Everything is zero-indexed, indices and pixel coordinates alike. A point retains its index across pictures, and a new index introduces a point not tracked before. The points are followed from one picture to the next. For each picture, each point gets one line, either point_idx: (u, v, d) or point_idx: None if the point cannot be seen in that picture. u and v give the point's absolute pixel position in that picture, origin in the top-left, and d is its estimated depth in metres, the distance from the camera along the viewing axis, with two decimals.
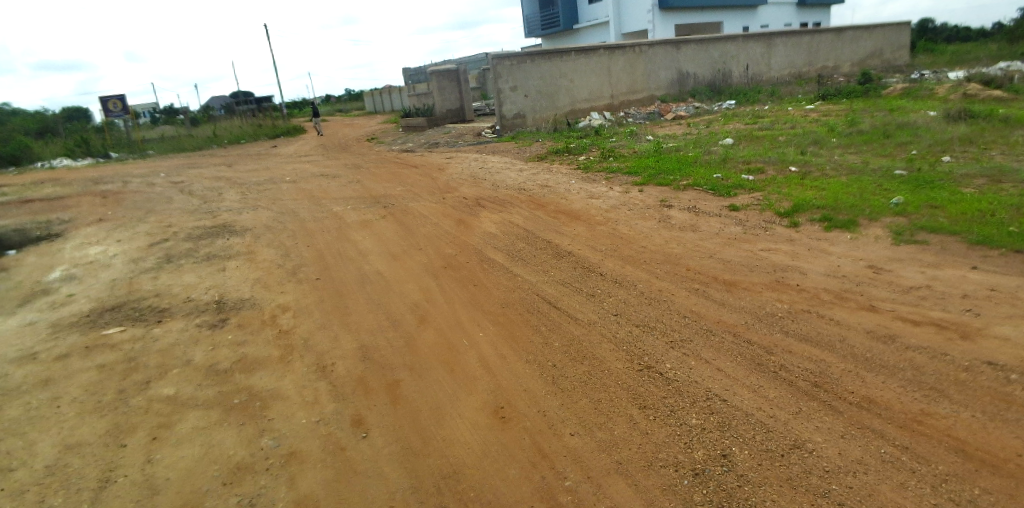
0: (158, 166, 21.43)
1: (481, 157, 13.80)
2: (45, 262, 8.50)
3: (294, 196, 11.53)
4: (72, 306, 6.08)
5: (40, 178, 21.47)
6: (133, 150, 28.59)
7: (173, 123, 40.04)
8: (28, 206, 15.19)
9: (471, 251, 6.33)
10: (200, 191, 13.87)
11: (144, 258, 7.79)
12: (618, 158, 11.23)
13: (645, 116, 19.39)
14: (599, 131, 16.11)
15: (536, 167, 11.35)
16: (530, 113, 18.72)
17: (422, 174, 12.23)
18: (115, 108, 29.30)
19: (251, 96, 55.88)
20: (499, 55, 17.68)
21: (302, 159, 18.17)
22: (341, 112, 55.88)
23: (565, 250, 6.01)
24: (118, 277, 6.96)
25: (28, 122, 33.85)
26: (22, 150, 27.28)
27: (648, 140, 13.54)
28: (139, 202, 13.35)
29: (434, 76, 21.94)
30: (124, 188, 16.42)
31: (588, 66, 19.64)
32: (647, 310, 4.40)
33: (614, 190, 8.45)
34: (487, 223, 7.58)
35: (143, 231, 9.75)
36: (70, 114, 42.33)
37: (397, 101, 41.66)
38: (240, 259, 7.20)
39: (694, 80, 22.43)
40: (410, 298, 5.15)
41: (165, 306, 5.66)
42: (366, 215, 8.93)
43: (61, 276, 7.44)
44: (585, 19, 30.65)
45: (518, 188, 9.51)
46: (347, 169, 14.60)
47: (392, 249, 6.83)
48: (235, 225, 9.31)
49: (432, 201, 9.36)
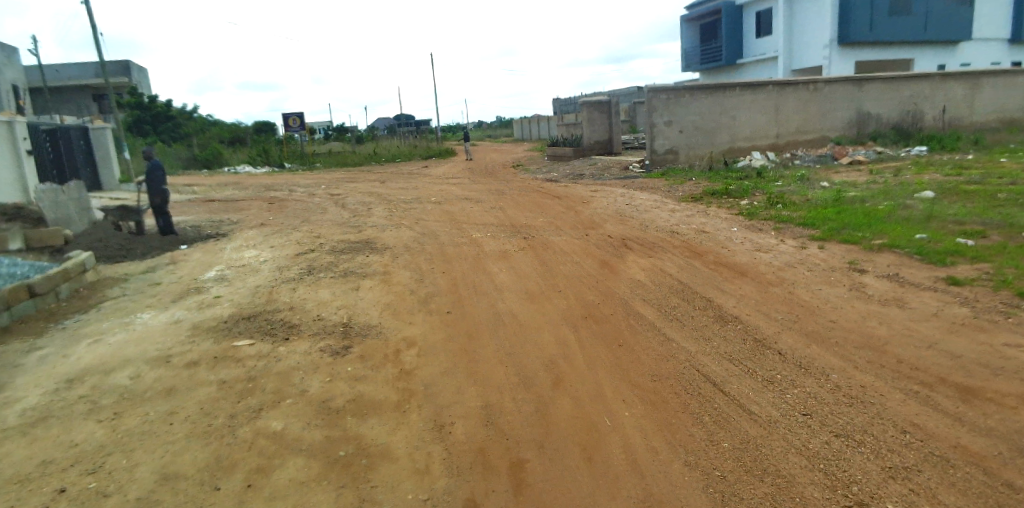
0: (320, 179, 23.33)
1: (628, 192, 13.02)
2: (207, 260, 9.16)
3: (436, 218, 11.57)
4: (215, 309, 6.32)
5: (226, 181, 24.38)
6: (303, 162, 31.66)
7: (340, 141, 44.10)
8: (210, 205, 17.07)
9: (618, 303, 5.59)
10: (352, 204, 14.59)
11: (289, 267, 8.06)
12: (790, 207, 9.84)
13: (816, 159, 17.42)
14: (761, 173, 14.58)
15: (689, 209, 10.33)
16: (684, 149, 17.70)
17: (564, 206, 11.73)
18: (294, 124, 32.74)
19: (410, 120, 60.14)
20: (655, 88, 17.12)
21: (447, 181, 18.65)
22: (490, 137, 58.06)
23: (731, 316, 5.07)
24: (262, 284, 7.22)
25: (224, 133, 39.07)
26: (215, 156, 31.40)
27: (825, 188, 11.87)
28: (299, 211, 14.33)
29: (585, 107, 21.66)
30: (289, 196, 17.90)
31: (753, 103, 18.13)
32: (851, 414, 3.28)
33: (787, 244, 7.40)
34: (634, 269, 6.81)
35: (294, 239, 10.26)
36: (259, 128, 48.43)
37: (544, 130, 42.24)
38: (375, 279, 7.11)
39: (878, 122, 19.83)
40: (546, 354, 4.53)
41: (295, 323, 5.61)
42: (504, 245, 8.55)
43: (216, 276, 7.92)
44: (750, 54, 28.88)
45: (671, 231, 8.62)
46: (489, 195, 14.58)
47: (529, 288, 6.30)
48: (377, 242, 9.41)
49: (574, 237, 8.77)
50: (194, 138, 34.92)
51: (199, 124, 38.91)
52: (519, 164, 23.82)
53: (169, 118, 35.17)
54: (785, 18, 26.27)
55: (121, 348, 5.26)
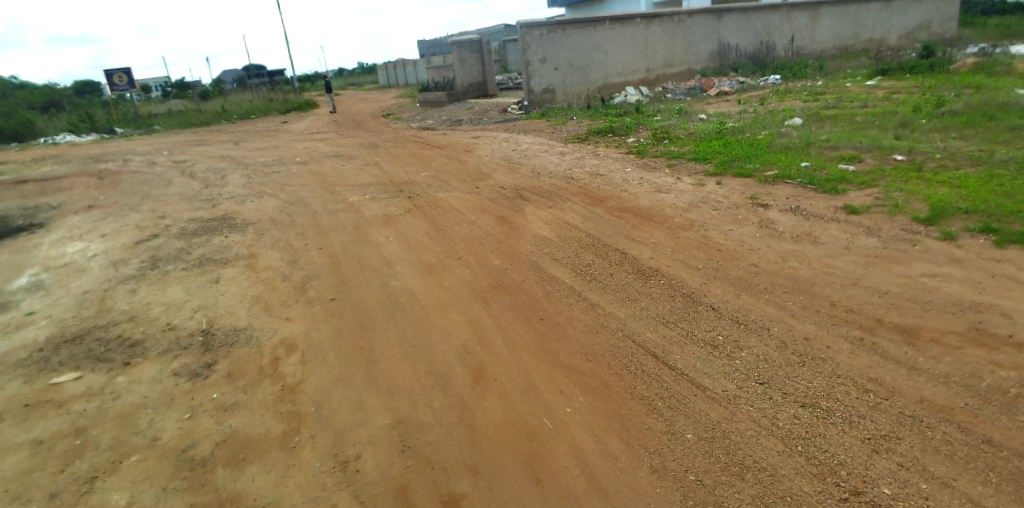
0: (162, 143, 20.23)
1: (512, 136, 12.41)
2: (15, 262, 7.31)
3: (304, 182, 10.22)
4: (27, 332, 4.92)
5: (40, 156, 20.41)
6: (140, 126, 27.43)
7: (182, 97, 38.92)
8: (21, 187, 14.07)
9: (528, 266, 4.98)
10: (202, 173, 12.63)
11: (127, 261, 6.59)
12: (676, 142, 9.78)
13: (686, 91, 17.86)
14: (640, 108, 14.58)
15: (579, 150, 9.95)
16: (560, 87, 17.29)
17: (448, 157, 10.87)
18: (120, 82, 27.98)
19: (264, 70, 54.48)
20: (527, 23, 16.36)
21: (314, 137, 16.85)
22: (357, 85, 54.35)
23: (652, 269, 4.68)
24: (92, 288, 5.80)
25: (32, 95, 32.72)
26: (23, 126, 26.32)
27: (702, 120, 12.03)
28: (136, 185, 12.15)
29: (455, 47, 20.42)
30: (123, 167, 15.27)
31: (623, 37, 18.01)
32: (807, 378, 3.01)
33: (685, 183, 7.29)
34: (536, 222, 6.22)
35: (132, 223, 8.53)
36: (81, 88, 41.41)
37: (413, 75, 40.04)
38: (239, 265, 5.95)
39: (736, 53, 20.74)
40: (458, 339, 3.84)
41: (137, 340, 4.46)
42: (389, 208, 7.61)
43: (29, 283, 6.29)
44: None
45: (567, 177, 8.15)
46: (363, 149, 13.28)
47: (425, 257, 5.50)
48: (237, 217, 8.04)
49: (464, 191, 8.02)
50: None
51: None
52: (391, 112, 22.25)
53: None
54: None
55: None
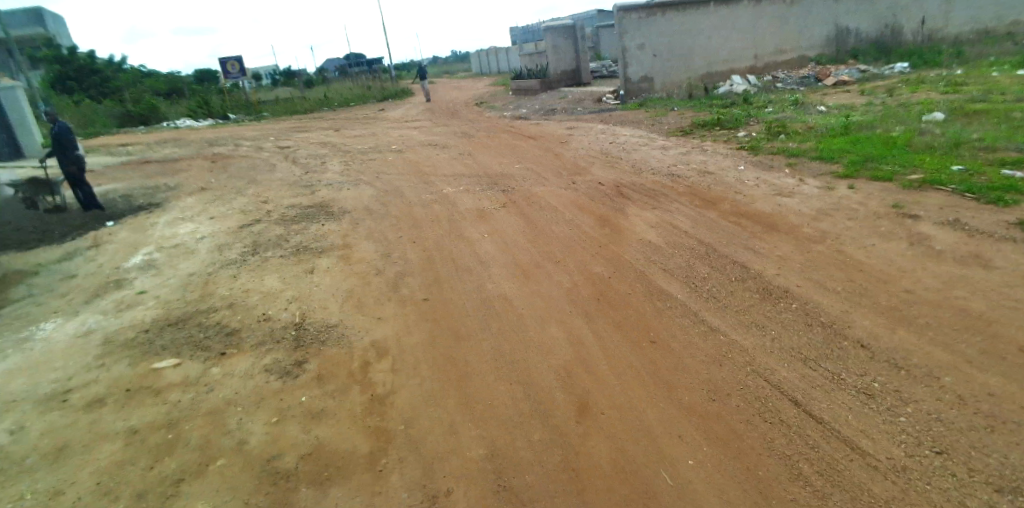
0: (269, 129, 21.37)
1: (608, 128, 11.82)
2: (133, 241, 7.75)
3: (398, 171, 10.22)
4: (137, 312, 5.09)
5: (164, 138, 22.20)
6: (250, 112, 29.26)
7: (289, 85, 41.19)
8: (145, 167, 15.25)
9: (635, 277, 4.63)
10: (303, 159, 13.04)
11: (231, 245, 6.77)
12: (795, 137, 8.81)
13: (798, 80, 16.35)
14: (748, 99, 13.46)
15: (682, 145, 9.26)
16: (659, 76, 16.37)
17: (542, 149, 10.49)
18: (234, 70, 29.89)
19: (364, 58, 56.64)
20: (625, 7, 15.48)
21: (408, 125, 17.08)
22: (451, 72, 55.18)
23: (780, 290, 4.24)
24: (197, 271, 5.96)
25: (159, 82, 35.88)
26: (150, 110, 28.90)
27: (822, 113, 10.83)
28: (243, 170, 12.74)
29: (549, 34, 19.92)
30: (233, 151, 16.17)
31: (731, 21, 16.75)
32: (995, 453, 2.54)
33: (810, 186, 6.50)
34: (642, 226, 5.77)
35: (237, 207, 8.86)
36: (202, 76, 45.02)
37: (505, 63, 39.98)
38: (334, 256, 5.92)
39: (857, 38, 18.83)
40: (562, 356, 3.57)
41: (233, 329, 4.46)
42: (482, 202, 7.36)
43: (143, 262, 6.59)
44: None
45: (672, 174, 7.53)
46: (456, 138, 13.21)
47: (520, 258, 5.23)
48: (333, 205, 8.11)
49: (560, 188, 7.62)
50: (125, 91, 32.00)
51: (130, 75, 35.65)
52: (483, 100, 22.21)
53: (93, 70, 33.04)
54: None
55: (6, 382, 4.05)
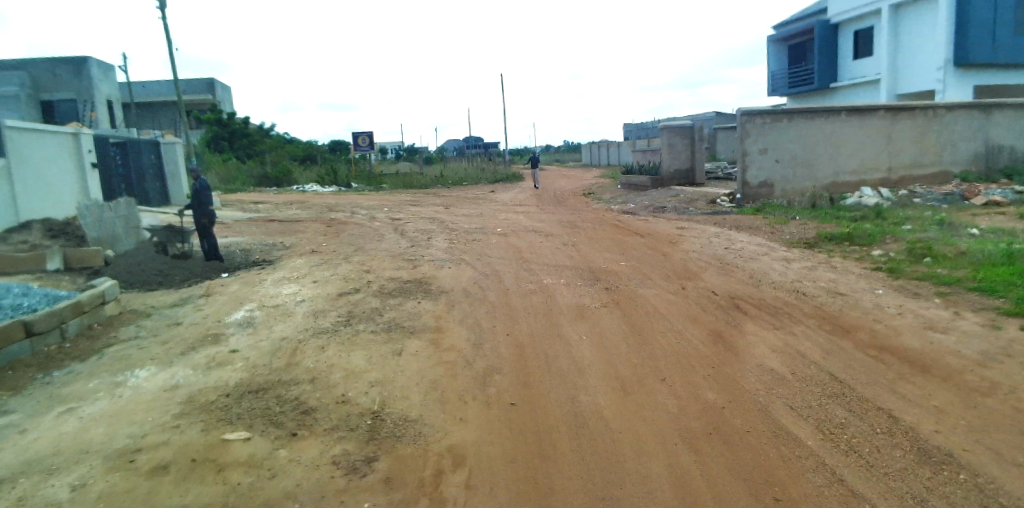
0: (384, 200, 22.71)
1: (722, 232, 11.21)
2: (241, 295, 8.10)
3: (500, 254, 10.17)
4: (224, 373, 5.10)
5: (292, 200, 24.27)
6: (370, 183, 31.49)
7: (409, 162, 44.29)
8: (270, 226, 16.53)
9: (754, 412, 4.00)
10: (411, 232, 13.47)
11: (327, 312, 6.83)
12: (944, 262, 7.75)
13: (941, 197, 14.86)
14: (881, 213, 12.35)
15: (807, 259, 8.48)
16: (780, 181, 15.60)
17: (649, 247, 10.06)
18: (363, 143, 32.68)
19: (480, 143, 60.16)
20: (749, 111, 15.19)
21: (515, 209, 17.39)
22: (560, 162, 57.03)
23: (942, 454, 3.42)
24: (289, 336, 6.00)
25: (298, 149, 39.92)
26: (285, 175, 32.07)
27: (975, 235, 9.58)
28: (354, 237, 13.35)
29: (665, 133, 19.87)
30: (349, 218, 17.19)
31: (863, 130, 15.83)
32: None
33: (971, 320, 5.54)
34: (762, 351, 5.12)
35: (340, 273, 9.12)
36: (335, 147, 49.76)
37: (615, 156, 40.64)
38: (424, 339, 5.73)
39: (1010, 155, 17.31)
40: (661, 499, 3.09)
41: (310, 407, 4.28)
42: (583, 299, 7.00)
43: (243, 319, 6.78)
44: (848, 77, 26.68)
45: (796, 292, 6.82)
46: (560, 227, 13.14)
47: (621, 372, 4.79)
48: (431, 283, 8.09)
49: (666, 293, 7.12)
50: (268, 156, 35.90)
51: (275, 142, 40.10)
52: (590, 191, 22.34)
53: (245, 134, 37.57)
54: (890, 38, 24.06)
55: (86, 429, 4.07)
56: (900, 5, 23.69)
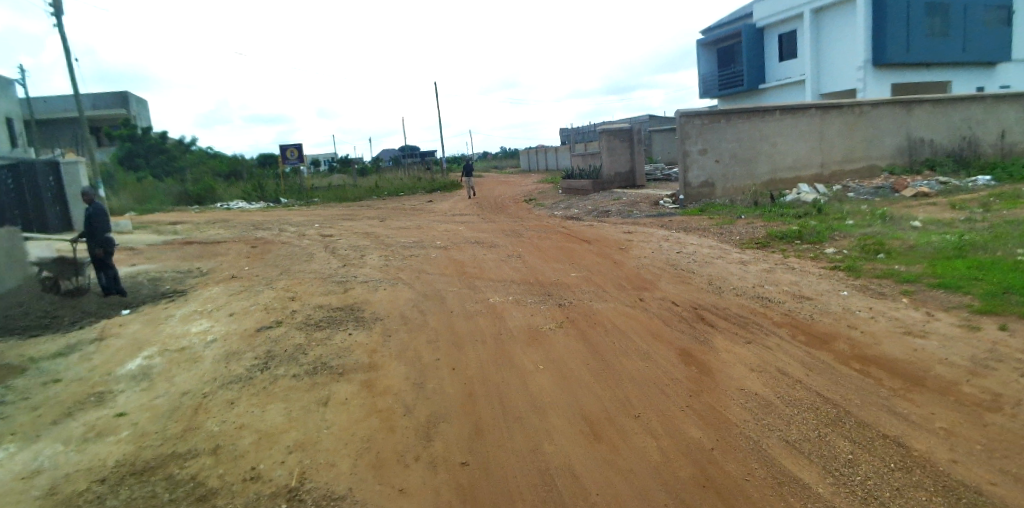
0: (316, 215, 21.44)
1: (672, 235, 10.87)
2: (140, 337, 6.95)
3: (441, 270, 9.38)
4: (102, 447, 4.09)
5: (215, 218, 22.59)
6: (301, 196, 29.93)
7: (343, 174, 42.72)
8: (187, 249, 15.06)
9: (748, 452, 3.42)
10: (343, 250, 12.45)
11: (242, 354, 5.84)
12: (898, 258, 7.62)
13: (872, 190, 15.22)
14: (821, 209, 12.42)
15: (762, 260, 8.20)
16: (721, 181, 15.57)
17: (599, 255, 9.55)
18: (292, 156, 31.07)
19: (417, 152, 59.03)
20: (687, 112, 15.08)
21: (455, 219, 16.66)
22: (498, 168, 56.83)
23: (969, 494, 2.92)
24: (190, 389, 5.00)
25: (221, 164, 37.61)
26: (206, 192, 30.03)
27: (917, 228, 9.62)
28: (280, 258, 12.19)
29: (604, 136, 19.65)
30: (276, 237, 15.92)
31: (796, 128, 16.07)
32: None
33: (944, 320, 5.27)
34: (739, 371, 4.60)
35: (260, 302, 8.06)
36: (263, 161, 47.47)
37: (553, 161, 40.61)
38: (354, 382, 4.87)
39: (931, 148, 18.08)
40: None
41: (208, 491, 3.39)
42: (535, 318, 6.31)
43: (137, 369, 5.69)
44: (775, 78, 27.52)
45: (760, 298, 6.42)
46: (504, 237, 12.50)
47: (587, 408, 4.11)
48: (364, 308, 7.21)
49: (624, 306, 6.57)
50: (187, 174, 33.59)
51: (196, 158, 37.67)
52: (531, 197, 21.86)
53: (161, 150, 35.13)
54: (811, 39, 24.99)
55: None
56: (819, 8, 24.61)
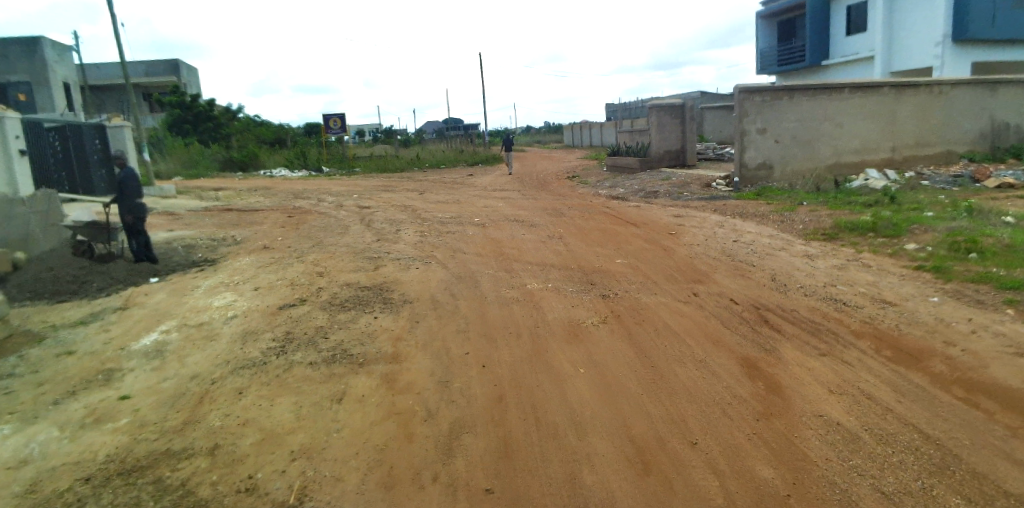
0: (355, 186, 21.22)
1: (727, 221, 10.03)
2: (162, 309, 6.71)
3: (477, 250, 8.86)
4: (97, 437, 3.76)
5: (257, 186, 22.69)
6: (343, 166, 29.87)
7: (386, 144, 42.61)
8: (226, 216, 15.01)
9: (834, 504, 2.80)
10: (379, 223, 12.07)
11: (260, 334, 5.49)
12: (993, 258, 6.68)
13: (949, 179, 13.88)
14: (894, 198, 11.31)
15: (831, 255, 7.36)
16: (780, 164, 14.46)
17: (647, 240, 8.84)
18: (335, 126, 30.96)
19: (460, 124, 58.35)
20: (747, 87, 13.96)
21: (494, 194, 16.10)
22: (541, 143, 55.82)
23: None
24: (200, 373, 4.67)
25: (266, 131, 37.94)
26: (250, 158, 30.39)
27: (1011, 224, 8.53)
28: (315, 230, 11.91)
29: (654, 112, 18.60)
30: (313, 207, 15.70)
31: (867, 108, 14.74)
32: None
33: None
34: (815, 391, 3.93)
35: (287, 277, 7.73)
36: (308, 129, 47.82)
37: (598, 137, 39.44)
38: (373, 376, 4.41)
39: (1019, 134, 16.42)
40: None
41: (197, 503, 2.99)
42: (575, 311, 5.73)
43: (152, 345, 5.42)
44: (840, 54, 25.62)
45: (832, 300, 5.66)
46: (545, 216, 11.88)
47: (634, 429, 3.54)
48: (393, 289, 6.77)
49: (675, 302, 5.92)
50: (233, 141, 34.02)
51: (242, 124, 38.12)
52: (574, 174, 21.06)
53: (209, 116, 35.65)
54: (885, 12, 23.03)
55: None
56: None
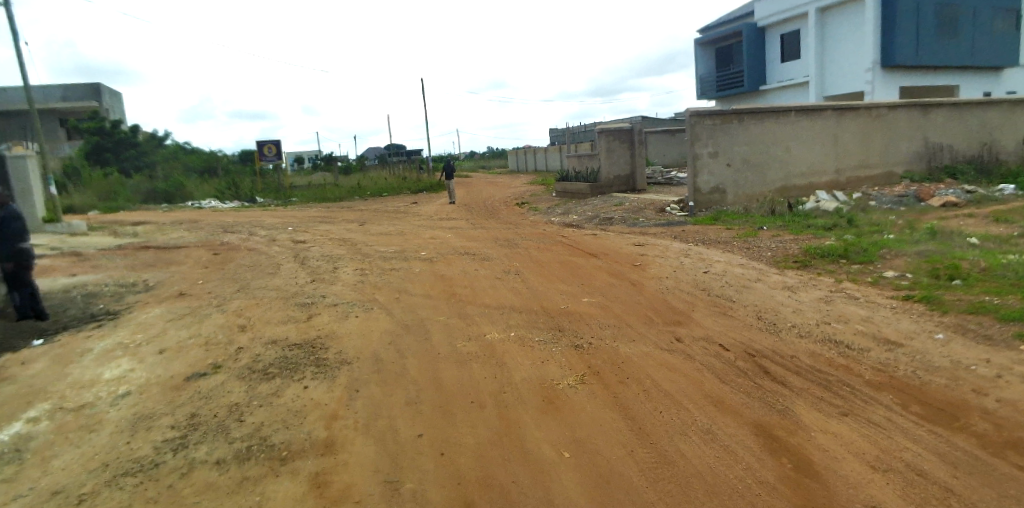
0: (291, 217, 19.82)
1: (691, 250, 9.53)
2: (37, 382, 5.43)
3: (426, 290, 7.91)
4: None
5: (181, 218, 20.89)
6: (279, 195, 28.22)
7: (326, 172, 41.02)
8: (140, 255, 13.41)
9: None
10: (315, 260, 10.95)
11: (155, 418, 4.35)
12: (978, 284, 6.32)
13: (896, 199, 14.02)
14: (852, 220, 11.16)
15: (811, 286, 6.86)
16: (733, 187, 14.28)
17: (612, 274, 8.16)
18: (269, 153, 29.30)
19: (403, 150, 57.31)
20: (698, 111, 13.73)
21: (441, 224, 15.20)
22: (486, 168, 55.49)
23: None
24: (65, 486, 3.52)
25: (195, 158, 35.71)
26: (176, 189, 28.25)
27: (977, 247, 8.36)
28: (241, 270, 10.63)
29: (603, 136, 18.28)
30: (242, 243, 14.31)
31: (812, 130, 14.83)
32: None
33: None
34: (854, 471, 3.22)
35: (203, 332, 6.55)
36: (242, 156, 45.58)
37: (543, 161, 39.30)
38: (299, 479, 3.40)
39: (951, 154, 17.00)
40: None
41: None
42: (547, 368, 4.88)
43: (9, 443, 4.20)
44: (777, 79, 26.42)
45: (832, 343, 5.05)
46: (498, 247, 11.07)
47: None
48: (328, 346, 5.72)
49: (658, 351, 5.16)
50: (158, 170, 31.76)
51: (169, 153, 35.74)
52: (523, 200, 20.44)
53: (131, 144, 33.29)
54: (817, 39, 23.89)
55: None
56: (825, 7, 23.51)
